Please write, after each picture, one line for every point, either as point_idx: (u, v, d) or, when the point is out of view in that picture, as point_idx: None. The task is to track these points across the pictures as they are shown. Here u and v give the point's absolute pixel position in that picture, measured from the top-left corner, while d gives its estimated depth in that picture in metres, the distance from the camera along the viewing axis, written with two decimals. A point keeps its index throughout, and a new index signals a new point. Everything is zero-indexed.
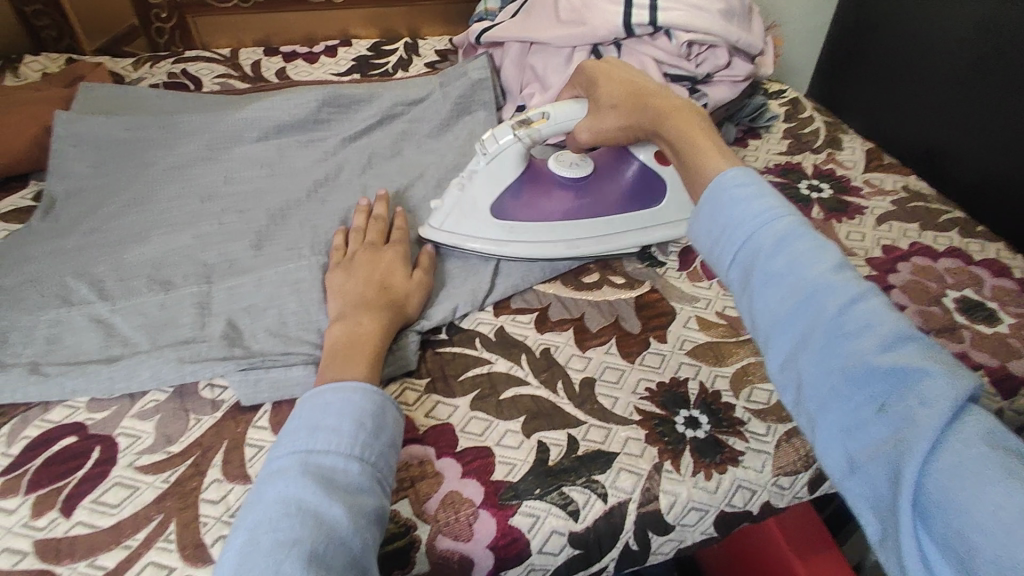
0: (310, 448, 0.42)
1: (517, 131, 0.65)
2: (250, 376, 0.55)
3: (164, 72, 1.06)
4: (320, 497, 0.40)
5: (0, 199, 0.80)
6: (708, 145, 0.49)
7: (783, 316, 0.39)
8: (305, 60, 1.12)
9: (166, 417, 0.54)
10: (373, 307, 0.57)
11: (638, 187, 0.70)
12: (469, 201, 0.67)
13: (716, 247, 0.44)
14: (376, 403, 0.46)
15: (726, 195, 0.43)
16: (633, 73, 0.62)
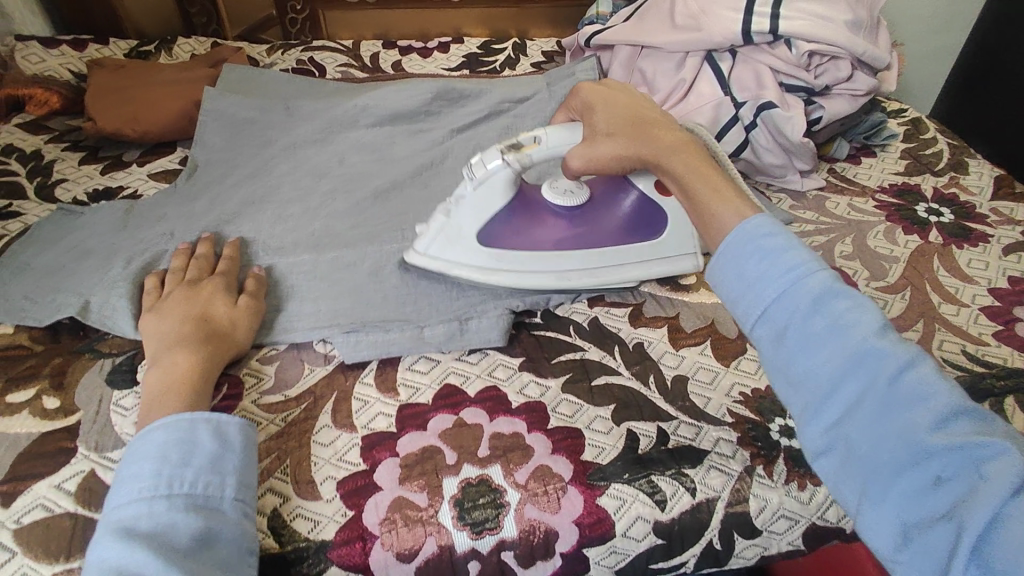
0: (121, 504, 0.42)
1: (505, 155, 0.60)
2: (351, 338, 0.60)
3: (294, 59, 1.14)
4: (124, 550, 0.39)
5: (151, 161, 0.89)
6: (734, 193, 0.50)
7: (830, 382, 0.40)
8: (419, 54, 1.17)
9: (284, 364, 0.59)
10: (189, 341, 0.54)
11: (638, 219, 0.65)
12: (455, 227, 0.62)
13: (745, 304, 0.44)
14: (179, 431, 0.46)
15: (762, 249, 0.43)
16: (637, 104, 0.62)
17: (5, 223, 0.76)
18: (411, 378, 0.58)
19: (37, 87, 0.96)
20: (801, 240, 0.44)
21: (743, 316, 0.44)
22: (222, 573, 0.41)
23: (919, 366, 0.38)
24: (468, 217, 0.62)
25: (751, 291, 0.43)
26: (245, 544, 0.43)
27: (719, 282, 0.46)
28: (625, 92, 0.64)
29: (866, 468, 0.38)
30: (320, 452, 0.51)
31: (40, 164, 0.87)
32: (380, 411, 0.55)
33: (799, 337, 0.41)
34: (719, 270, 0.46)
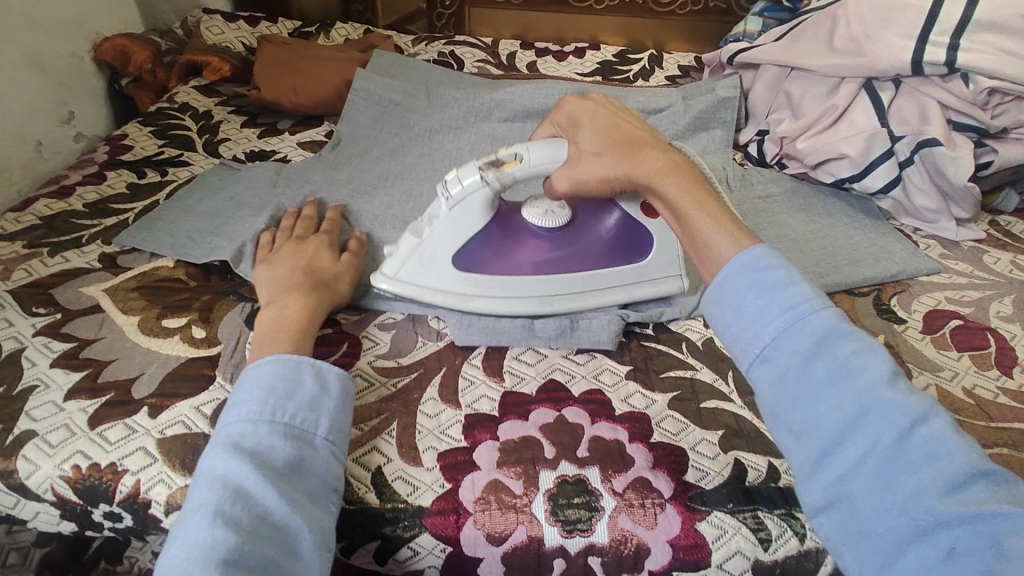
0: (227, 422, 0.47)
1: (484, 173, 0.57)
2: (465, 319, 0.61)
3: (436, 51, 1.19)
4: (229, 462, 0.44)
5: (301, 131, 0.96)
6: (722, 233, 0.51)
7: (831, 433, 0.42)
8: (555, 57, 1.19)
9: (399, 333, 0.62)
10: (302, 288, 0.58)
11: (624, 240, 0.62)
12: (429, 251, 0.60)
13: (744, 340, 0.46)
14: (288, 368, 0.50)
15: (758, 283, 0.47)
16: (626, 117, 0.60)
17: (176, 170, 0.84)
18: (517, 368, 0.58)
19: (214, 57, 1.07)
20: (806, 280, 0.46)
21: (742, 355, 0.46)
22: (307, 500, 0.44)
23: (931, 422, 0.40)
24: (443, 248, 0.60)
25: (752, 327, 0.46)
26: (332, 479, 0.46)
27: (717, 314, 0.49)
28: (611, 107, 0.62)
29: (869, 532, 0.39)
30: (424, 422, 0.53)
31: (208, 123, 0.96)
32: (485, 394, 0.56)
33: (800, 382, 0.44)
34: (715, 305, 0.49)
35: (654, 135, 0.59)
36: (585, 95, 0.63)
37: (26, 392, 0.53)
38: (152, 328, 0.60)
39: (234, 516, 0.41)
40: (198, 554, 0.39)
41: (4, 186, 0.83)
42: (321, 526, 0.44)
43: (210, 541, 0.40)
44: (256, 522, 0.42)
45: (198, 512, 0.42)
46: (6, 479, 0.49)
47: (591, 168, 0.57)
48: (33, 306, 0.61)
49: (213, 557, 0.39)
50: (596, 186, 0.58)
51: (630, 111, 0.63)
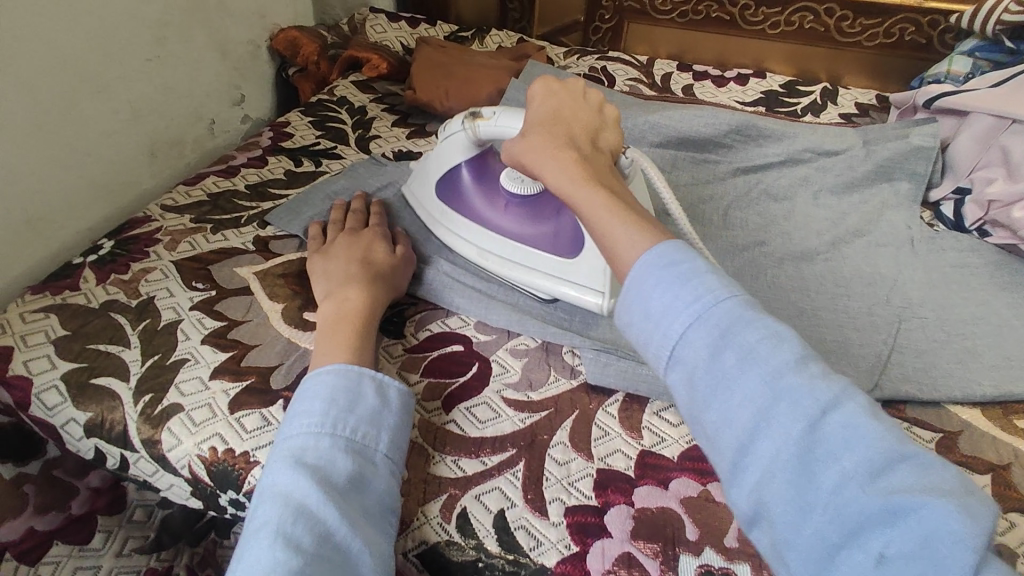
0: (286, 436, 0.45)
1: (464, 120, 0.63)
2: (601, 358, 0.56)
3: (587, 65, 1.15)
4: (292, 477, 0.42)
5: None
6: (629, 220, 0.45)
7: (740, 435, 0.36)
8: (714, 82, 1.11)
9: (531, 362, 0.58)
10: (361, 281, 0.58)
11: (560, 236, 0.61)
12: (425, 170, 0.70)
13: (652, 343, 0.41)
14: (349, 381, 0.48)
15: (663, 277, 0.40)
16: (568, 103, 0.57)
17: (328, 162, 0.87)
18: (658, 426, 0.53)
19: (375, 54, 1.10)
20: (704, 262, 0.41)
21: (652, 358, 0.41)
22: (366, 522, 0.42)
23: (845, 406, 0.35)
24: (435, 167, 0.68)
25: (656, 325, 0.40)
26: (387, 499, 0.44)
27: (625, 318, 0.42)
28: (571, 96, 0.57)
29: (794, 544, 0.34)
30: (552, 469, 0.49)
31: (362, 119, 0.99)
32: (619, 448, 0.51)
33: (709, 379, 0.38)
34: (624, 303, 0.42)
35: (590, 132, 0.55)
36: (550, 79, 0.59)
37: (177, 364, 0.55)
38: (293, 320, 0.60)
39: (296, 535, 0.39)
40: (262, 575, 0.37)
41: (180, 158, 0.89)
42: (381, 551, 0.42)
43: (275, 565, 0.37)
44: (321, 542, 0.39)
45: (262, 533, 0.40)
46: (150, 448, 0.51)
47: (519, 149, 0.55)
48: (192, 279, 0.64)
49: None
50: (526, 170, 0.55)
51: (602, 106, 0.58)
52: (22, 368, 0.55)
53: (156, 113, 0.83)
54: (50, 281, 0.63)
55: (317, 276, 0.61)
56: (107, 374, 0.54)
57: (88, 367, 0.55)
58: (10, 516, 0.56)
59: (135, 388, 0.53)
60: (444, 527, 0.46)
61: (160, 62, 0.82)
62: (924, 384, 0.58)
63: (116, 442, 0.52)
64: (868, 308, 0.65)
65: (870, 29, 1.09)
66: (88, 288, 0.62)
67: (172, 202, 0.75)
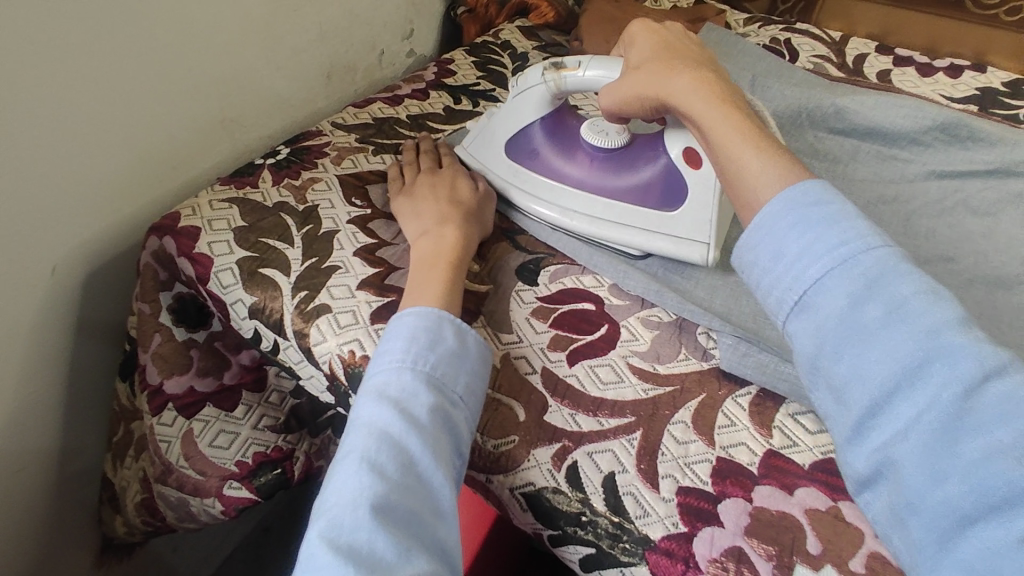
0: (371, 372, 0.47)
1: (544, 71, 0.63)
2: (739, 346, 0.53)
3: (768, 35, 1.05)
4: (377, 406, 0.43)
5: None
6: (757, 154, 0.46)
7: (874, 391, 0.36)
8: (918, 71, 0.97)
9: (663, 336, 0.56)
10: (450, 217, 0.60)
11: (658, 185, 0.62)
12: (490, 132, 0.69)
13: (781, 288, 0.40)
14: (429, 320, 0.49)
15: (803, 220, 0.40)
16: (676, 40, 0.58)
17: (486, 105, 0.88)
18: (791, 429, 0.49)
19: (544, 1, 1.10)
20: (853, 211, 0.40)
21: (777, 306, 0.41)
22: (444, 456, 0.43)
23: (1005, 376, 0.33)
24: (506, 124, 0.68)
25: (791, 272, 0.40)
26: (461, 436, 0.45)
27: (749, 260, 0.43)
28: (681, 34, 0.59)
29: (919, 506, 0.34)
30: (670, 446, 0.47)
31: (523, 66, 0.98)
32: (744, 442, 0.48)
33: (847, 334, 0.37)
34: (748, 246, 0.43)
35: (705, 58, 0.56)
36: (649, 21, 0.61)
37: (330, 269, 0.59)
38: None
39: (381, 462, 0.40)
40: (351, 497, 0.38)
41: (350, 83, 0.94)
42: (456, 485, 0.42)
43: (361, 487, 0.39)
44: (404, 470, 0.41)
45: (351, 456, 0.41)
46: (299, 340, 0.56)
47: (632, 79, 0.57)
48: (351, 195, 0.68)
49: (364, 500, 0.38)
50: (639, 102, 0.56)
51: (706, 45, 0.60)
52: (206, 247, 0.61)
53: (337, 37, 0.88)
54: (234, 176, 0.70)
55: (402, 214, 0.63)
56: (273, 267, 0.60)
57: (257, 257, 0.61)
58: (178, 372, 0.64)
59: (294, 284, 0.59)
60: (553, 475, 0.46)
61: None
62: None
63: (272, 327, 0.58)
64: None
65: None
66: (265, 188, 0.68)
67: (341, 120, 0.80)
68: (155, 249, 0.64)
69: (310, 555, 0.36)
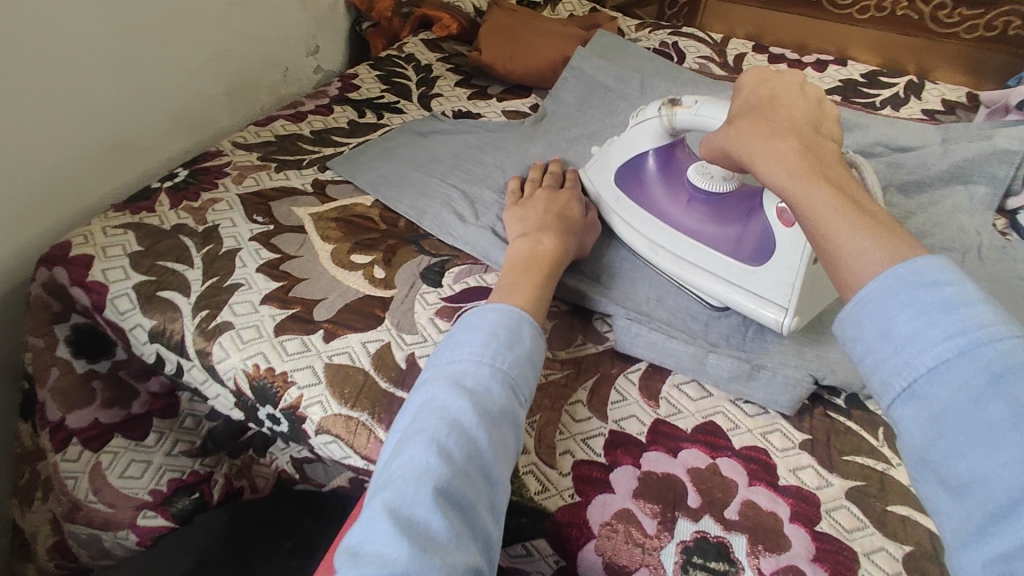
0: (446, 359, 0.47)
1: (662, 106, 0.63)
2: (631, 328, 0.57)
3: (658, 40, 1.13)
4: (450, 394, 0.44)
5: (509, 99, 0.96)
6: (856, 224, 0.37)
7: (1000, 503, 0.28)
8: (790, 66, 1.07)
9: (561, 325, 0.60)
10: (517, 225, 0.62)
11: (745, 240, 0.59)
12: (608, 156, 0.70)
13: (887, 371, 0.33)
14: (511, 320, 0.49)
15: (927, 299, 0.32)
16: (787, 92, 0.48)
17: (390, 116, 0.89)
18: (676, 398, 0.54)
19: (445, 13, 1.12)
20: (980, 291, 0.32)
21: (880, 387, 0.33)
22: (504, 454, 0.43)
23: None
24: (621, 153, 0.68)
25: (901, 354, 0.32)
26: (522, 436, 0.46)
27: (850, 336, 0.35)
28: (795, 86, 0.49)
29: None
30: (567, 425, 0.51)
31: (427, 76, 1.00)
32: (634, 414, 0.52)
33: (962, 426, 0.30)
34: (851, 319, 0.35)
35: (812, 123, 0.46)
36: (764, 68, 0.52)
37: (232, 287, 0.60)
38: (341, 260, 0.64)
39: (449, 448, 0.41)
40: (416, 473, 0.39)
41: (254, 102, 0.94)
42: (510, 483, 0.43)
43: (426, 467, 0.40)
44: (470, 459, 0.41)
45: (418, 433, 0.42)
46: (202, 359, 0.56)
47: (719, 140, 0.50)
48: (253, 213, 0.68)
49: (428, 482, 0.39)
50: (728, 160, 0.50)
51: (826, 100, 0.49)
52: (100, 274, 0.60)
53: (234, 53, 0.87)
54: (130, 201, 0.69)
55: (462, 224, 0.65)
56: (172, 289, 0.60)
57: (156, 281, 0.60)
58: (81, 404, 0.63)
59: (194, 304, 0.59)
60: None
61: (244, 6, 0.87)
62: None
63: (174, 349, 0.57)
64: None
65: (968, 20, 1.08)
66: (163, 211, 0.68)
67: (242, 139, 0.80)
68: (46, 279, 0.63)
69: (373, 519, 0.38)
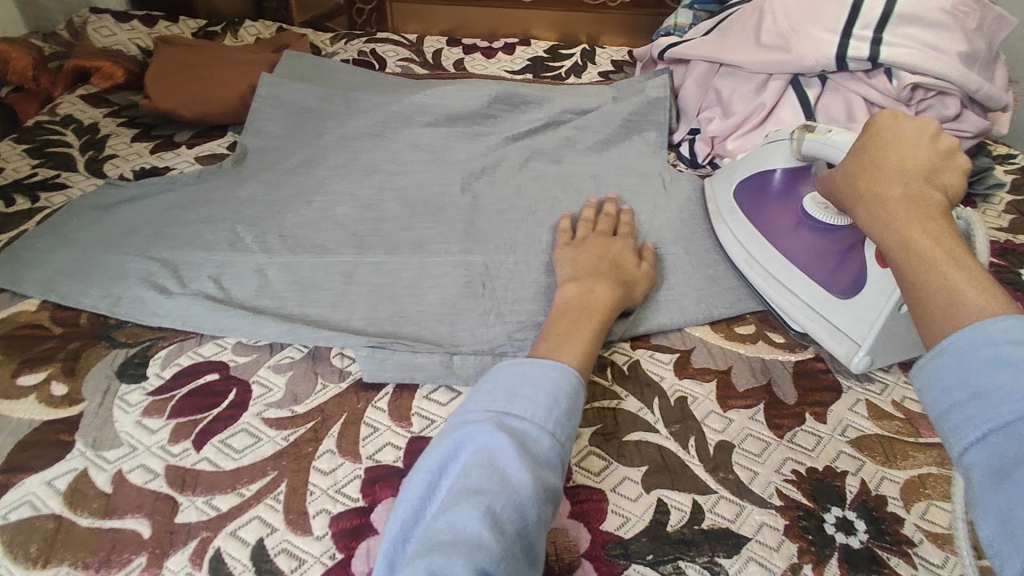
0: (506, 411, 0.44)
1: (796, 131, 0.62)
2: (377, 354, 0.54)
3: (356, 50, 1.11)
4: (511, 458, 0.41)
5: (201, 143, 0.86)
6: (954, 276, 0.37)
7: None
8: (483, 54, 1.13)
9: (297, 376, 0.55)
10: (605, 277, 0.59)
11: (838, 274, 0.58)
12: (737, 171, 0.70)
13: (962, 418, 0.32)
14: (570, 385, 0.46)
15: (1006, 354, 0.32)
16: (914, 137, 0.47)
17: (50, 195, 0.75)
18: (428, 410, 0.53)
19: (107, 61, 0.96)
20: None
21: (952, 432, 0.33)
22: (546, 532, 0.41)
23: None
24: (749, 168, 0.69)
25: (980, 402, 0.32)
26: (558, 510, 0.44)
27: (925, 381, 0.35)
28: (919, 136, 0.47)
29: None
30: (317, 481, 0.47)
31: (94, 138, 0.86)
32: (389, 441, 0.50)
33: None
34: (928, 367, 0.35)
35: (935, 179, 0.44)
36: (896, 113, 0.50)
37: None
38: (6, 390, 0.53)
39: (502, 522, 0.39)
40: (469, 545, 0.37)
41: None
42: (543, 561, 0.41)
43: (477, 539, 0.38)
44: (517, 536, 0.39)
45: (469, 492, 0.40)
46: None
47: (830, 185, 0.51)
48: None
49: (477, 560, 0.37)
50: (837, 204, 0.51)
51: (953, 155, 0.46)
52: None
53: None
54: None
55: (562, 262, 0.62)
56: None
57: None
58: None
59: None
60: None
61: None
62: (672, 314, 0.62)
63: None
64: (631, 253, 0.68)
65: None
66: None
67: None
68: None
69: None
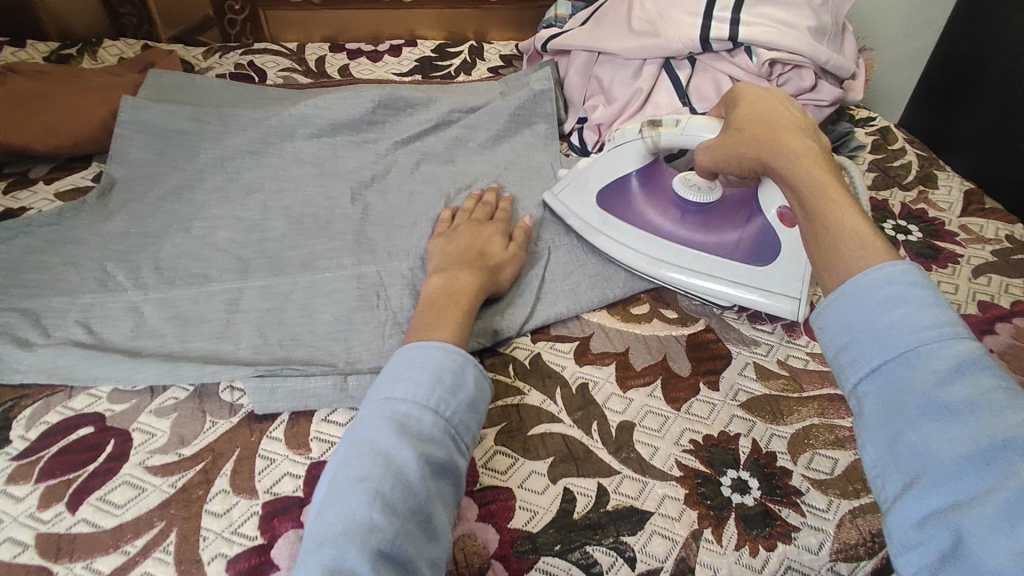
0: (389, 396, 0.45)
1: (643, 129, 0.64)
2: (266, 384, 0.52)
3: (232, 63, 1.06)
4: (391, 440, 0.42)
5: (62, 177, 0.80)
6: (843, 207, 0.42)
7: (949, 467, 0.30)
8: (369, 59, 1.10)
9: (183, 417, 0.52)
10: (470, 264, 0.59)
11: (756, 245, 0.62)
12: (579, 178, 0.69)
13: (858, 352, 0.36)
14: (456, 362, 0.47)
15: (902, 293, 0.35)
16: (777, 101, 0.54)
17: None
18: (327, 433, 0.51)
19: None
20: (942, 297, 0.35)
21: (850, 365, 0.36)
22: (442, 507, 0.42)
23: None
24: (598, 176, 0.68)
25: (875, 336, 0.35)
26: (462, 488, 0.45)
27: (828, 320, 0.38)
28: (782, 101, 0.54)
29: None
30: (211, 524, 0.45)
31: None
32: (287, 471, 0.48)
33: (918, 405, 0.32)
34: (832, 307, 0.38)
35: (807, 130, 0.51)
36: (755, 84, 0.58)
37: None
38: None
39: (391, 500, 0.39)
40: (350, 530, 0.38)
41: None
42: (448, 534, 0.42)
43: (369, 523, 0.38)
44: (410, 515, 0.40)
45: (354, 482, 0.40)
46: None
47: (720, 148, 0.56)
48: None
49: (370, 541, 0.37)
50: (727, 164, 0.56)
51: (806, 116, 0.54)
52: None
53: None
54: None
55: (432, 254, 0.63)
56: None
57: None
58: None
59: None
60: None
61: None
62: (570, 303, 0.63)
63: None
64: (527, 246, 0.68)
65: None
66: None
67: None
68: None
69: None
